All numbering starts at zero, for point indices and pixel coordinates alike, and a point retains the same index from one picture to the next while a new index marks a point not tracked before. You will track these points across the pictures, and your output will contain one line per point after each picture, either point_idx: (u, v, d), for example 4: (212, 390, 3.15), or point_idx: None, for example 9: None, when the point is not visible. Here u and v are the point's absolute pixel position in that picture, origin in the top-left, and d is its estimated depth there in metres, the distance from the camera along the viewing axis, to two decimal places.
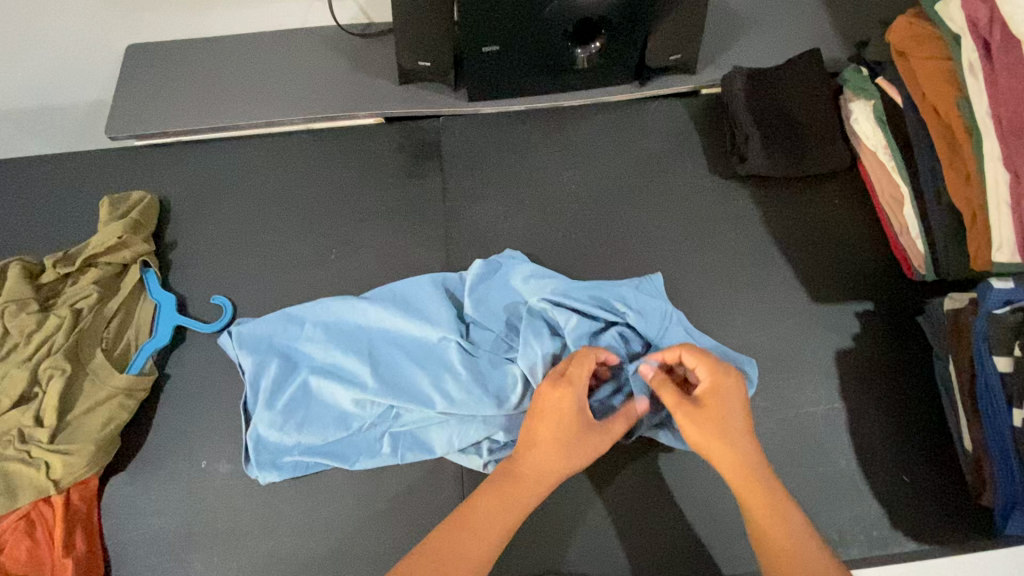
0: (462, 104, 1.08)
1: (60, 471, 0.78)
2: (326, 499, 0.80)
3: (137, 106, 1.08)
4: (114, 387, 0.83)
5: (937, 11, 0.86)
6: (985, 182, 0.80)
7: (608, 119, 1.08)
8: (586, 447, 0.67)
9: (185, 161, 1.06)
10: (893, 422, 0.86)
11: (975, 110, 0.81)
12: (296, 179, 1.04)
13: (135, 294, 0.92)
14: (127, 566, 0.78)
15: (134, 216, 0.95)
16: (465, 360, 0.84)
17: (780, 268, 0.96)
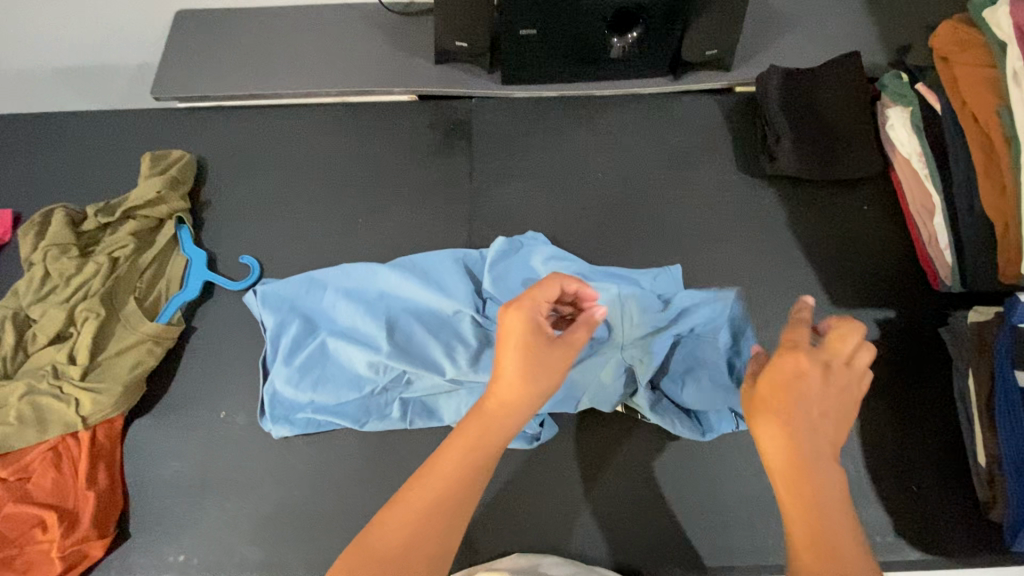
0: (495, 87, 1.09)
1: (88, 408, 0.82)
2: (336, 458, 0.83)
3: (182, 69, 1.12)
4: (143, 334, 0.87)
5: (985, 18, 0.85)
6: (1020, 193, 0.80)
7: (639, 111, 1.09)
8: (547, 370, 0.57)
9: (224, 126, 1.09)
10: (906, 432, 0.85)
11: (1015, 120, 0.80)
12: (328, 150, 1.07)
13: (168, 248, 0.96)
14: (144, 505, 0.82)
15: (172, 173, 0.98)
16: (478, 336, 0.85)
17: (801, 270, 0.95)
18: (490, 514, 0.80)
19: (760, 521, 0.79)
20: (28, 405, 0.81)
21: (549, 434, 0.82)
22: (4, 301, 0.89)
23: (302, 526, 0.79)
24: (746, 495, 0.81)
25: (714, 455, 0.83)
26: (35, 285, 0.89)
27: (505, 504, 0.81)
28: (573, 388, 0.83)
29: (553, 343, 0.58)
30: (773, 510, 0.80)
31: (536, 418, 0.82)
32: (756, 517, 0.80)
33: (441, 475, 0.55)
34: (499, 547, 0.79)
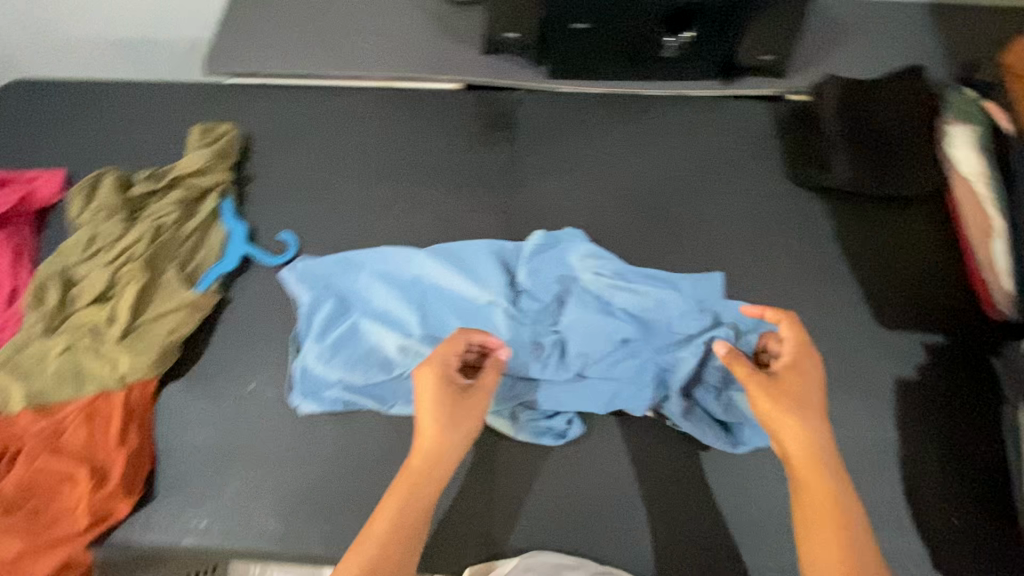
0: (541, 81, 1.08)
1: (125, 369, 0.83)
2: (360, 438, 0.83)
3: (234, 45, 1.14)
4: (182, 300, 0.88)
5: None
6: None
7: (687, 112, 1.06)
8: (464, 416, 0.69)
9: (271, 103, 1.11)
10: (948, 462, 0.81)
11: None
12: (372, 133, 1.07)
13: (210, 219, 0.97)
14: (170, 467, 0.82)
15: (219, 146, 1.00)
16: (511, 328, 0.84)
17: (847, 286, 0.92)
18: (511, 507, 0.79)
19: (792, 541, 0.76)
20: (69, 361, 0.83)
21: (576, 432, 0.81)
22: (52, 259, 0.91)
23: (323, 503, 0.79)
24: (777, 512, 0.78)
25: (745, 469, 0.80)
26: (83, 246, 0.91)
27: (527, 499, 0.79)
28: (605, 390, 0.82)
29: (467, 394, 0.70)
30: None
31: (564, 414, 0.81)
32: (786, 535, 0.77)
33: (388, 515, 0.64)
34: (518, 542, 0.77)
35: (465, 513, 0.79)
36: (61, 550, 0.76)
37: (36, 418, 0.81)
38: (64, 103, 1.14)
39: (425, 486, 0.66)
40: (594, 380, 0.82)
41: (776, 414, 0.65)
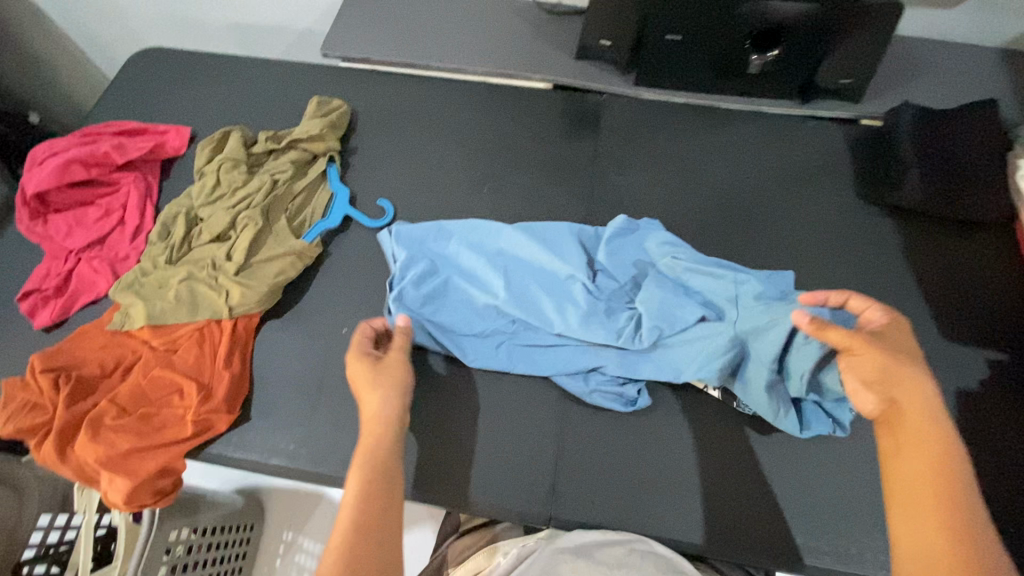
0: (627, 87, 1.17)
1: (235, 300, 0.91)
2: (440, 387, 0.89)
3: (350, 32, 1.25)
4: (290, 247, 0.97)
5: None
6: None
7: (761, 127, 1.13)
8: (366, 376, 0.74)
9: (377, 87, 1.22)
10: (1009, 475, 0.82)
11: None
12: (466, 120, 1.17)
13: (318, 180, 1.07)
14: (264, 395, 0.90)
15: (333, 118, 1.11)
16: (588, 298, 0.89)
17: (911, 298, 0.95)
18: (576, 466, 0.83)
19: (846, 529, 0.79)
20: (187, 289, 0.92)
21: (644, 403, 0.86)
22: (178, 201, 1.02)
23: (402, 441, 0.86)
24: (834, 501, 0.80)
25: (804, 458, 0.83)
26: (208, 190, 1.01)
27: (592, 460, 0.84)
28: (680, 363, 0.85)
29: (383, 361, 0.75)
30: (861, 522, 0.79)
31: (634, 384, 0.86)
32: (842, 523, 0.79)
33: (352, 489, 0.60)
34: (580, 499, 0.81)
35: (532, 466, 0.84)
36: (163, 453, 0.83)
37: (153, 335, 0.90)
38: (196, 71, 1.28)
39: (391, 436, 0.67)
40: (668, 353, 0.86)
41: (891, 370, 0.61)
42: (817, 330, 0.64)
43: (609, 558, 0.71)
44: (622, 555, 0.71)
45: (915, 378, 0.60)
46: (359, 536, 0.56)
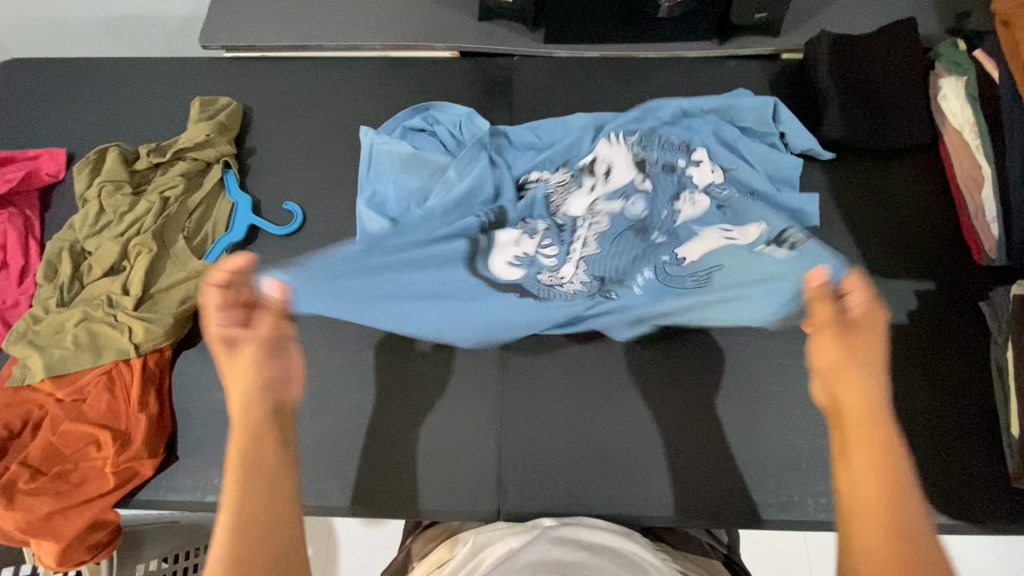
0: (536, 46, 1.09)
1: (140, 336, 0.85)
2: (375, 395, 0.87)
3: (230, 19, 1.14)
4: (192, 271, 0.90)
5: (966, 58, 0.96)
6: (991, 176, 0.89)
7: (681, 72, 1.08)
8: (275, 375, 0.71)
9: (267, 74, 1.11)
10: (937, 401, 0.85)
11: None
12: (369, 99, 1.08)
13: (215, 191, 0.99)
14: (193, 431, 0.86)
15: (221, 119, 1.01)
16: (471, 245, 0.89)
17: (840, 236, 0.94)
18: (520, 454, 0.83)
19: (784, 475, 0.82)
20: (84, 331, 0.85)
21: (472, 155, 0.94)
22: (60, 234, 0.93)
23: (340, 460, 0.84)
24: (774, 453, 0.83)
25: (742, 417, 0.85)
26: (91, 220, 0.93)
27: (536, 449, 0.84)
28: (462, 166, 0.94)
29: None
30: (798, 468, 0.82)
31: (470, 164, 0.94)
32: (782, 475, 0.82)
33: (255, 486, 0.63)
34: (526, 488, 0.82)
35: (474, 462, 0.83)
36: (89, 509, 0.79)
37: (55, 387, 0.83)
38: (56, 79, 1.13)
39: (254, 424, 0.68)
40: (468, 176, 0.93)
41: (840, 369, 0.68)
42: (819, 295, 0.71)
43: (594, 541, 0.67)
44: (619, 547, 0.67)
45: (862, 380, 0.67)
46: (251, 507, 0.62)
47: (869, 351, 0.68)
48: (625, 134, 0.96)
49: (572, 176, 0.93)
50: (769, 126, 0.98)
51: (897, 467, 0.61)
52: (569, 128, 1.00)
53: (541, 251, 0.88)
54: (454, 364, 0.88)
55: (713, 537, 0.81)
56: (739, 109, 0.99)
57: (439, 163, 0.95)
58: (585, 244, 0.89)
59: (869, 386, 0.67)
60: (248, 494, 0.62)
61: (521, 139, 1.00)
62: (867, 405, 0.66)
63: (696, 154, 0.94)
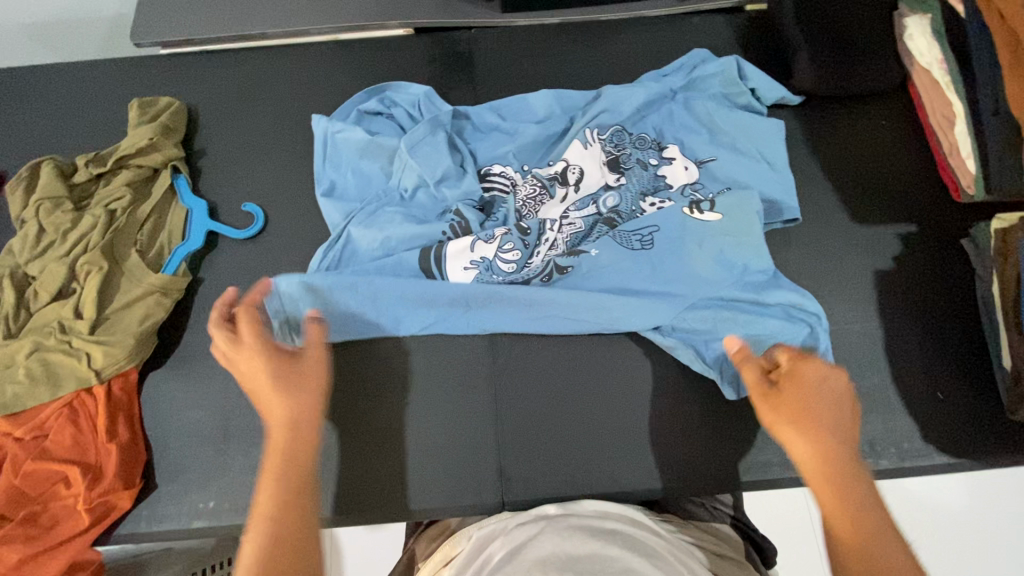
0: (494, 17, 1.04)
1: (101, 361, 0.79)
2: (361, 397, 0.83)
3: (163, 13, 1.06)
4: (150, 285, 0.84)
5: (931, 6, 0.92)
6: (961, 114, 0.87)
7: (646, 32, 1.04)
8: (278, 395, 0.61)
9: (209, 69, 1.03)
10: (930, 343, 0.84)
11: None
12: (322, 86, 1.01)
13: (166, 199, 0.91)
14: (169, 456, 0.81)
15: (164, 120, 0.94)
16: (424, 254, 0.84)
17: (820, 187, 0.93)
18: (518, 442, 0.80)
19: None
20: (38, 362, 0.79)
21: (436, 144, 0.90)
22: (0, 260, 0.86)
23: (331, 469, 0.80)
24: None
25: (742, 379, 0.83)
26: (31, 242, 0.85)
27: (535, 434, 0.81)
28: (424, 161, 0.89)
29: None
30: None
31: (434, 155, 0.89)
32: None
33: (291, 513, 0.54)
34: (529, 475, 0.79)
35: (472, 455, 0.80)
36: (66, 550, 0.73)
37: (14, 426, 0.76)
38: None
39: (303, 442, 0.59)
40: (430, 171, 0.88)
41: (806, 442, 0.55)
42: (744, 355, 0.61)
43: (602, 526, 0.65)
44: (635, 533, 0.64)
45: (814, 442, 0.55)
46: (293, 537, 0.53)
47: (815, 392, 0.57)
48: (598, 130, 0.93)
49: (542, 187, 0.90)
50: (737, 85, 0.95)
51: (865, 531, 0.51)
52: (536, 111, 0.96)
53: (501, 253, 0.84)
54: (440, 357, 0.84)
55: (717, 501, 0.80)
56: (703, 80, 0.96)
57: (399, 155, 0.89)
58: (554, 245, 0.86)
59: (831, 452, 0.54)
60: (280, 525, 0.53)
61: (485, 121, 0.96)
62: (836, 478, 0.53)
63: (667, 152, 0.92)
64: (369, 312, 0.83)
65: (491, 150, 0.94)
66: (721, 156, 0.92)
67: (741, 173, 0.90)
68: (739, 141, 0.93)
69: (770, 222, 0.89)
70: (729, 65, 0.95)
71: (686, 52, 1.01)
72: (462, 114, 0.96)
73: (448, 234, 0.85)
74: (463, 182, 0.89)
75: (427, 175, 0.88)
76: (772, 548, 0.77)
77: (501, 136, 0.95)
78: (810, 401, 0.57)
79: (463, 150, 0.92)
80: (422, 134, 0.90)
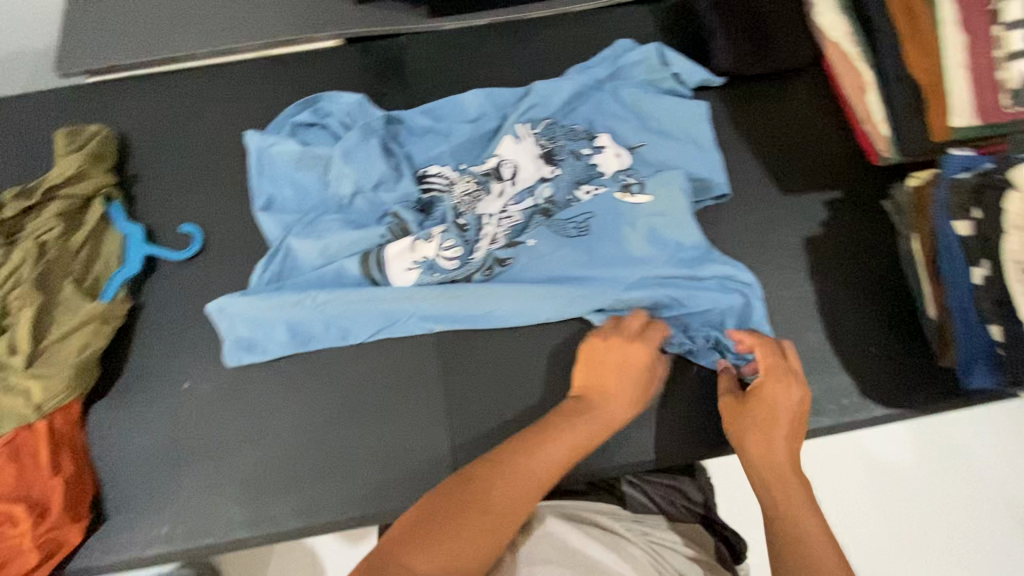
0: (422, 21, 1.05)
1: (40, 396, 0.77)
2: (311, 407, 0.82)
3: (87, 41, 1.05)
4: (86, 314, 0.82)
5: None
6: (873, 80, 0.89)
7: (571, 27, 1.07)
8: (625, 401, 0.69)
9: (138, 94, 1.02)
10: (861, 302, 0.88)
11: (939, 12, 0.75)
12: (255, 102, 1.01)
13: (101, 227, 0.90)
14: (119, 485, 0.80)
15: (92, 148, 0.93)
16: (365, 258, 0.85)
17: (747, 162, 0.96)
18: (472, 436, 0.81)
19: None
20: None
21: (370, 149, 0.90)
22: None
23: (286, 481, 0.79)
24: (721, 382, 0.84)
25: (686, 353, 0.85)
26: None
27: (489, 426, 0.81)
28: (359, 166, 0.89)
29: None
30: None
31: (368, 160, 0.90)
32: None
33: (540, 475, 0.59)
34: None
35: (428, 453, 0.80)
36: None
37: None
38: None
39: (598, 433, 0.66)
40: (365, 176, 0.89)
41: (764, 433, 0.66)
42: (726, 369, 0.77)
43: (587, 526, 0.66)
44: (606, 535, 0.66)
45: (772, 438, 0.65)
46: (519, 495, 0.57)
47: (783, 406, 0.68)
48: (530, 125, 0.95)
49: (477, 184, 0.91)
50: (660, 71, 0.98)
51: (793, 503, 0.60)
52: (468, 110, 0.98)
53: (442, 251, 0.85)
54: (389, 359, 0.84)
55: (688, 500, 0.82)
56: (628, 69, 0.99)
57: (333, 162, 0.90)
58: (493, 239, 0.87)
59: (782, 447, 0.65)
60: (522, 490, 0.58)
61: (418, 123, 0.97)
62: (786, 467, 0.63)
63: (599, 140, 0.94)
64: (312, 321, 0.83)
65: (426, 151, 0.95)
66: (650, 140, 0.94)
67: (670, 155, 0.93)
68: (666, 124, 0.96)
69: (701, 201, 0.92)
70: (650, 52, 0.98)
71: (611, 44, 1.04)
72: (394, 117, 0.96)
73: (387, 236, 0.86)
74: (399, 185, 0.90)
75: (362, 181, 0.89)
76: (740, 543, 0.81)
77: (435, 137, 0.96)
78: (775, 411, 0.67)
79: (398, 153, 0.93)
80: (355, 139, 0.90)
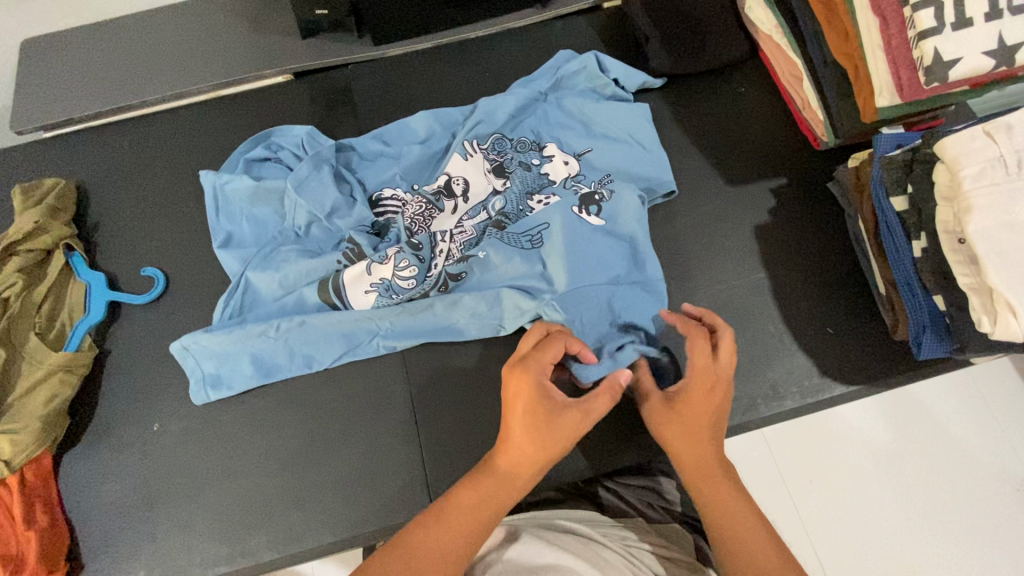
0: (368, 50, 1.08)
1: (8, 451, 0.77)
2: (281, 437, 0.83)
3: (41, 96, 1.07)
4: (51, 365, 0.83)
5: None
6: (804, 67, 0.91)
7: (513, 43, 1.10)
8: (558, 437, 0.59)
9: (95, 144, 1.04)
10: (814, 284, 0.90)
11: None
12: (210, 142, 1.03)
13: (62, 278, 0.91)
14: (94, 532, 0.80)
15: (50, 201, 0.94)
16: (324, 284, 0.86)
17: (693, 158, 0.98)
18: (442, 452, 0.82)
19: None
20: None
21: (321, 178, 0.91)
22: None
23: (260, 513, 0.80)
24: None
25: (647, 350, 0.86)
26: None
27: (458, 440, 0.82)
28: (310, 195, 0.90)
29: None
30: None
31: (319, 188, 0.91)
32: None
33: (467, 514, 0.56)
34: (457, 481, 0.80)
35: (399, 472, 0.81)
36: None
37: None
38: None
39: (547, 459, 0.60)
40: (317, 205, 0.90)
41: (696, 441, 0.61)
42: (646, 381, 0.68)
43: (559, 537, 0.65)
44: (582, 544, 0.65)
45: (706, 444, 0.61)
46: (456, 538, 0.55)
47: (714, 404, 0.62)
48: (478, 141, 0.97)
49: (430, 203, 0.93)
50: (600, 77, 1.00)
51: (735, 511, 0.58)
52: (417, 132, 1.00)
53: (398, 272, 0.86)
54: (356, 383, 0.85)
55: (666, 501, 0.80)
56: (569, 78, 1.01)
57: (285, 194, 0.91)
58: (448, 256, 0.89)
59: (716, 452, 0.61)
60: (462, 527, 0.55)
61: (369, 149, 0.99)
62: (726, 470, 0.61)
63: (547, 150, 0.97)
64: (276, 352, 0.84)
65: (378, 176, 0.97)
66: (595, 145, 0.97)
67: (616, 158, 0.95)
68: (610, 129, 0.98)
69: (650, 200, 0.94)
70: (589, 60, 1.01)
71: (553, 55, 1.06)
72: (345, 146, 0.98)
73: (344, 262, 0.87)
74: (352, 210, 0.91)
75: (314, 209, 0.90)
76: None
77: (386, 161, 0.98)
78: (705, 411, 0.62)
79: (349, 180, 0.95)
80: (306, 170, 0.91)
